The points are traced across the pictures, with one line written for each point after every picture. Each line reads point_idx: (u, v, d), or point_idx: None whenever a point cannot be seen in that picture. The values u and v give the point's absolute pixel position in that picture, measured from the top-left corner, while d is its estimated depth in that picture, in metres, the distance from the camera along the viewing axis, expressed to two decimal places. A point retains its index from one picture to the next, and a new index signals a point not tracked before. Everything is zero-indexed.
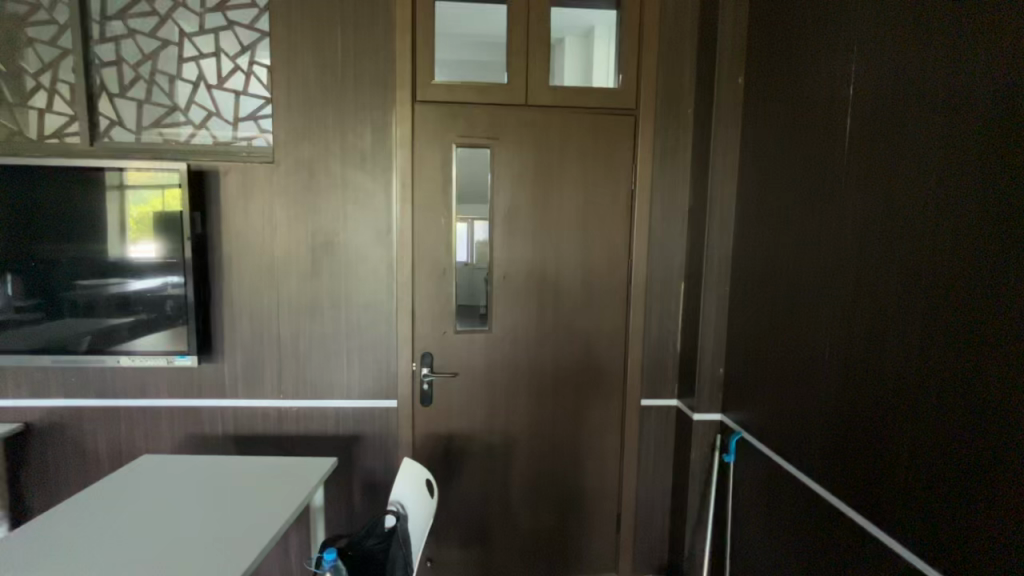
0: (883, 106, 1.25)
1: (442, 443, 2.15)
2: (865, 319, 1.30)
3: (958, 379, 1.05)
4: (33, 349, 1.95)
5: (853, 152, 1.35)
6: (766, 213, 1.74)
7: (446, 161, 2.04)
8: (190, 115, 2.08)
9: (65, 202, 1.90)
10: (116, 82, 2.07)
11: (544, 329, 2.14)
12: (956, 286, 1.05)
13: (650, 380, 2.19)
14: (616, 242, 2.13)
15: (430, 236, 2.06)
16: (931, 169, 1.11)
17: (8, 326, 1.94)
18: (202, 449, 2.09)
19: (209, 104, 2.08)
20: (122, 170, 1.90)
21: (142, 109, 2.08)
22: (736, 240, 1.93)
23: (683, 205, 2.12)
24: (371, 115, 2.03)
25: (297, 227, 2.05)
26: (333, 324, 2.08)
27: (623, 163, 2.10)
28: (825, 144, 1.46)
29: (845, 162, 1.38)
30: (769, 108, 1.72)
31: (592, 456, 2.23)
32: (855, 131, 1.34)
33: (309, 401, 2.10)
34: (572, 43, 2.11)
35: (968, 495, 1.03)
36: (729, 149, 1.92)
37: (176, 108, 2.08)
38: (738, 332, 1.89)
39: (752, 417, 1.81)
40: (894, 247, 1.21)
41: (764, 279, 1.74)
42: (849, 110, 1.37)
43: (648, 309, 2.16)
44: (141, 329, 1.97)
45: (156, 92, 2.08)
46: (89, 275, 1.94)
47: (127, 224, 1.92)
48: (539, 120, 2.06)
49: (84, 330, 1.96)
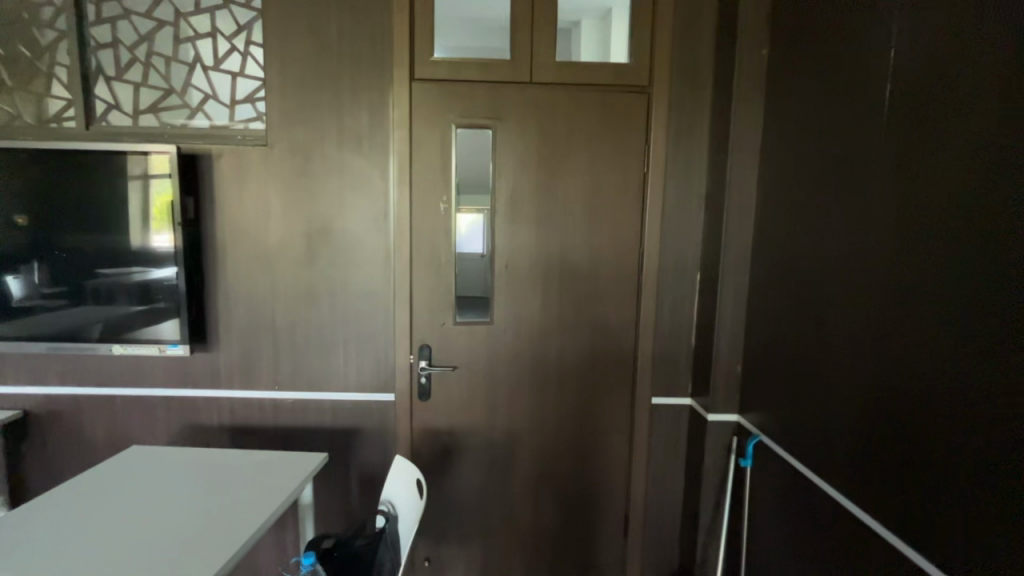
0: (926, 78, 1.12)
1: (442, 439, 2.06)
2: (883, 308, 1.22)
3: (996, 379, 0.96)
4: (46, 336, 1.93)
5: (876, 130, 1.26)
6: (788, 196, 1.61)
7: (445, 143, 1.93)
8: (187, 98, 2.03)
9: (74, 186, 1.87)
10: (114, 66, 2.03)
11: (549, 323, 2.03)
12: (996, 277, 0.96)
13: (662, 377, 2.05)
14: (628, 229, 2.00)
15: (430, 223, 1.96)
16: (973, 149, 1.01)
17: (35, 311, 1.92)
18: (198, 440, 2.05)
19: (205, 87, 2.02)
20: (146, 155, 1.84)
21: (138, 92, 2.03)
22: (759, 228, 1.77)
23: (700, 190, 1.96)
24: (368, 95, 1.92)
25: (292, 213, 1.96)
26: (330, 314, 2.00)
27: (636, 145, 1.96)
28: (848, 123, 1.36)
29: (869, 141, 1.28)
30: (798, 82, 1.57)
31: (599, 457, 2.12)
32: (879, 109, 1.25)
33: (305, 393, 2.03)
34: (587, 26, 1.96)
35: (1003, 502, 0.95)
36: (751, 128, 1.77)
37: (172, 91, 2.03)
38: (759, 326, 1.76)
39: (772, 419, 1.68)
40: (931, 237, 1.10)
41: (786, 269, 1.61)
42: (873, 85, 1.27)
43: (661, 301, 2.02)
44: (141, 318, 1.92)
45: (152, 75, 2.03)
46: (94, 263, 1.90)
47: (150, 214, 1.86)
48: (544, 99, 1.93)
49: (93, 317, 1.93)
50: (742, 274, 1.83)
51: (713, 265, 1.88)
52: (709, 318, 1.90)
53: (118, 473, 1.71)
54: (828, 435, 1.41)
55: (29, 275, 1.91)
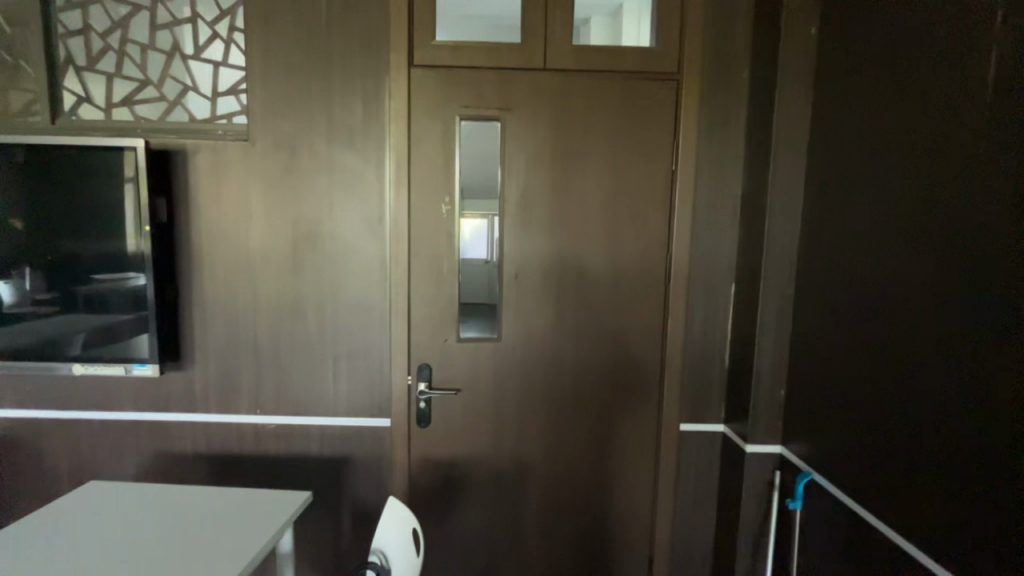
0: (1002, 64, 0.98)
1: (444, 470, 1.83)
2: (911, 316, 1.16)
3: None
4: (27, 350, 1.71)
5: (892, 130, 1.24)
6: (834, 198, 1.44)
7: (449, 138, 1.71)
8: (164, 90, 1.83)
9: (61, 182, 1.66)
10: (86, 55, 1.83)
11: (565, 339, 1.81)
12: None
13: (691, 401, 1.83)
14: (654, 234, 1.78)
15: (430, 227, 1.74)
16: None
17: (21, 318, 1.70)
18: (171, 469, 1.83)
19: (184, 78, 1.81)
20: (136, 150, 1.63)
21: (111, 83, 1.83)
22: (806, 232, 1.56)
23: (735, 191, 1.74)
24: (362, 85, 1.71)
25: (276, 215, 1.74)
26: (318, 330, 1.78)
27: (664, 139, 1.74)
28: (879, 121, 1.28)
29: (900, 140, 1.21)
30: (851, 70, 1.39)
31: (620, 490, 1.88)
32: (904, 109, 1.20)
33: (291, 418, 1.81)
34: (598, 22, 1.74)
35: None
36: (797, 120, 1.56)
37: (148, 83, 1.82)
38: (806, 346, 1.54)
39: (823, 452, 1.47)
40: (1005, 245, 0.96)
41: (833, 280, 1.43)
42: (900, 84, 1.22)
43: (690, 316, 1.79)
44: (116, 330, 1.69)
45: (126, 64, 1.82)
46: (62, 271, 1.68)
47: (140, 217, 1.65)
48: (560, 88, 1.72)
49: (76, 328, 1.70)
50: (786, 285, 1.61)
51: (752, 275, 1.66)
52: (747, 335, 1.68)
53: (72, 511, 1.48)
54: (876, 463, 1.27)
55: (19, 281, 1.69)
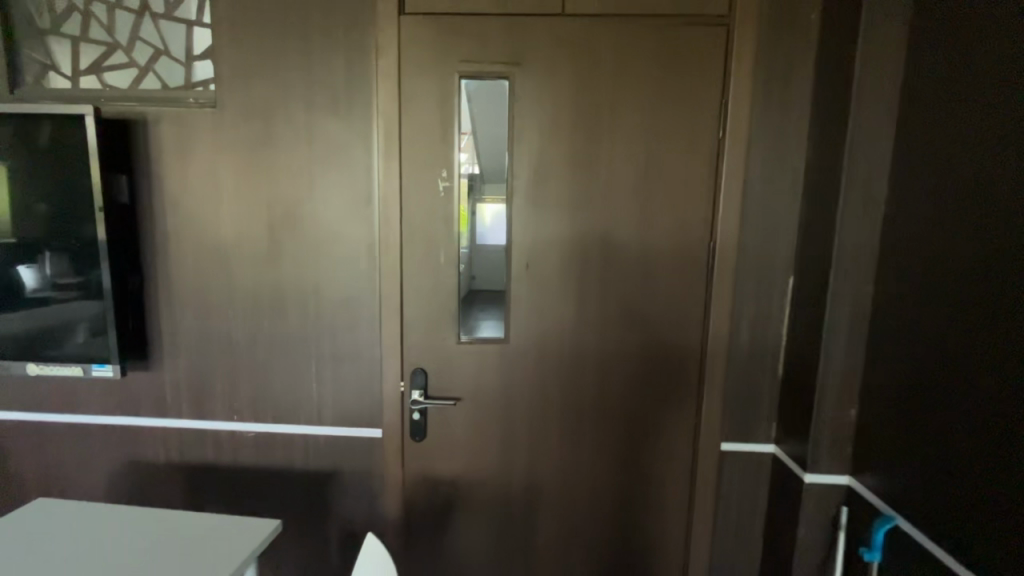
0: None
1: (443, 489, 1.60)
2: (1001, 313, 0.95)
3: None
4: (28, 340, 1.51)
5: (974, 87, 1.02)
6: (915, 172, 1.17)
7: (447, 101, 1.44)
8: (134, 55, 1.59)
9: (73, 154, 1.42)
10: (49, 16, 1.61)
11: (584, 341, 1.53)
12: None
13: (735, 416, 1.54)
14: (693, 217, 1.47)
15: (426, 208, 1.48)
16: None
17: (32, 305, 1.50)
18: (144, 479, 1.65)
19: (155, 41, 1.57)
20: (82, 119, 1.40)
21: (76, 48, 1.60)
22: (891, 211, 1.23)
23: (796, 163, 1.42)
24: (345, 38, 1.45)
25: (250, 196, 1.51)
26: (300, 328, 1.55)
27: (709, 100, 1.43)
28: (965, 77, 1.05)
29: (990, 98, 0.99)
30: (941, 11, 1.12)
31: (647, 516, 1.61)
32: (994, 60, 0.98)
33: (271, 425, 1.60)
34: None
35: None
36: (885, 68, 1.21)
37: (116, 47, 1.59)
38: (882, 356, 1.25)
39: (897, 485, 1.20)
40: None
41: (911, 274, 1.17)
42: (988, 31, 0.99)
43: (736, 315, 1.50)
44: (106, 322, 1.48)
45: (92, 26, 1.60)
46: (59, 256, 1.46)
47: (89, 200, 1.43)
48: (580, 36, 1.41)
49: (76, 317, 1.48)
50: (865, 278, 1.28)
51: (818, 265, 1.34)
52: (810, 340, 1.37)
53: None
54: (951, 491, 1.05)
55: (40, 267, 1.48)
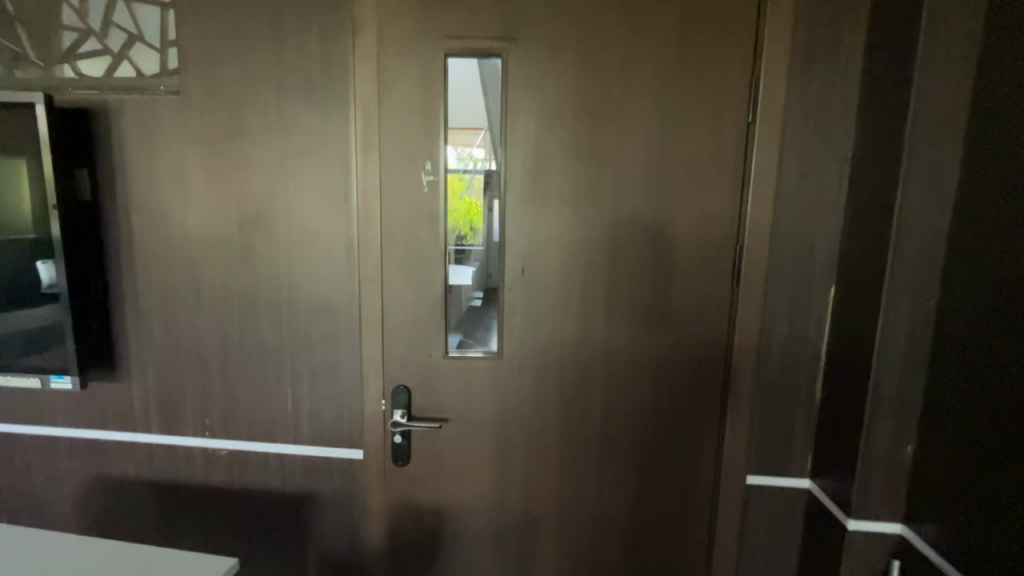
0: None
1: (429, 520, 1.44)
2: None
3: None
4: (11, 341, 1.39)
5: None
6: (996, 162, 0.95)
7: (433, 85, 1.27)
8: (106, 40, 1.41)
9: None
10: None
11: (587, 357, 1.35)
12: None
13: (762, 446, 1.33)
14: (716, 217, 1.27)
15: (410, 206, 1.31)
16: None
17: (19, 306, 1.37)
18: (113, 497, 1.54)
19: (129, 24, 1.39)
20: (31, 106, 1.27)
21: (44, 33, 1.43)
22: (965, 210, 1.01)
23: (838, 153, 1.21)
24: (320, 16, 1.29)
25: (219, 193, 1.37)
26: (274, 338, 1.41)
27: (735, 80, 1.22)
28: None
29: None
30: None
31: (660, 555, 1.42)
32: None
33: (245, 444, 1.47)
34: None
35: None
36: (953, 36, 1.00)
37: (87, 31, 1.41)
38: (948, 383, 1.04)
39: (966, 540, 0.99)
40: None
41: (991, 286, 0.95)
42: None
43: (765, 331, 1.29)
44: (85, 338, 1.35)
45: (62, 9, 1.42)
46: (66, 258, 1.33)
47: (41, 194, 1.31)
48: (586, 8, 1.22)
49: (64, 325, 1.36)
50: (926, 290, 1.07)
51: (866, 275, 1.13)
52: (855, 363, 1.15)
53: None
54: None
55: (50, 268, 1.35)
